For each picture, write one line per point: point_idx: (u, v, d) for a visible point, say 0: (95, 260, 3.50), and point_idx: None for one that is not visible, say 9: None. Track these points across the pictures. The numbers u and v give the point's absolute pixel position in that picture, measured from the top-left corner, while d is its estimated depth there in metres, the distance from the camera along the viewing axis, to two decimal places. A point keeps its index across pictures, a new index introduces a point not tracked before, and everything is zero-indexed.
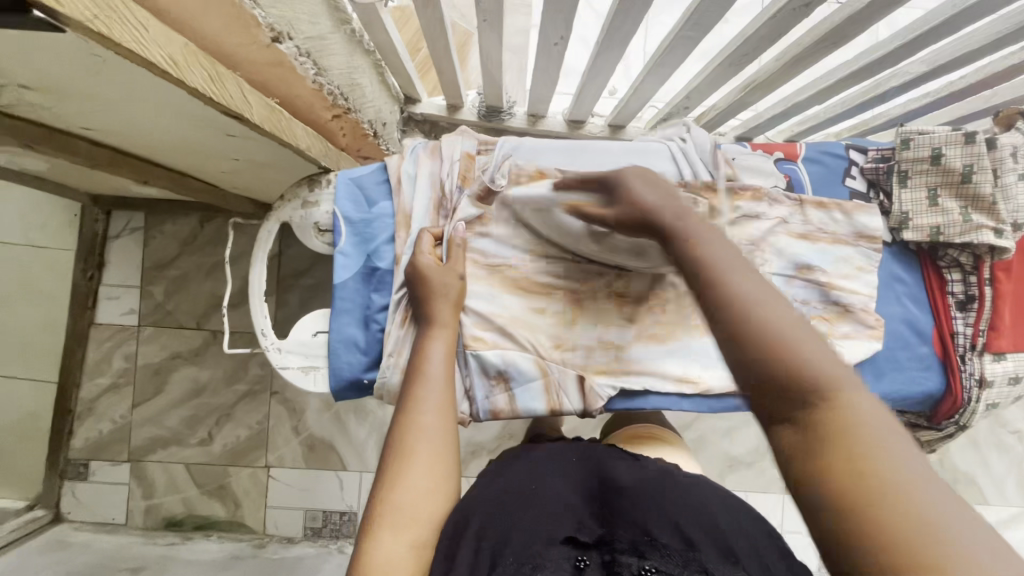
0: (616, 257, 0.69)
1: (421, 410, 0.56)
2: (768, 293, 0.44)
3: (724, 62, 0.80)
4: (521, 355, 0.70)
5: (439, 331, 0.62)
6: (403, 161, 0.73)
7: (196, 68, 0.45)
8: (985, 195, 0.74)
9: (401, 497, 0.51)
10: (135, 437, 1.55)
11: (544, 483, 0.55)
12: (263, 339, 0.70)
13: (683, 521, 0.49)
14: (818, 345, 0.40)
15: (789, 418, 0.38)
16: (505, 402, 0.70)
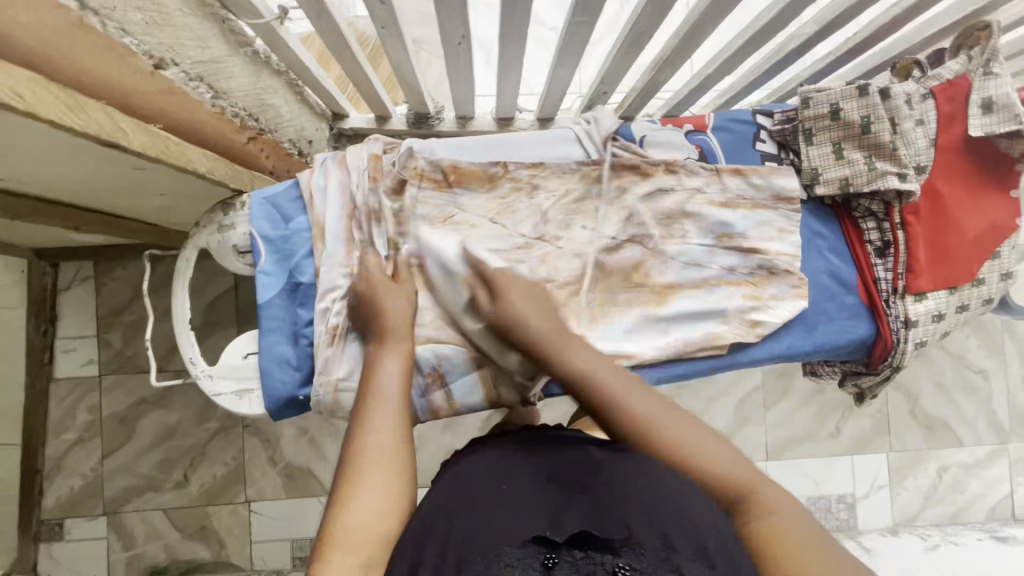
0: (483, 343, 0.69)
1: (373, 429, 0.54)
2: (666, 410, 0.55)
3: (625, 43, 0.83)
4: (453, 352, 0.70)
5: (393, 352, 0.62)
6: (314, 174, 0.73)
7: (48, 98, 0.46)
8: (885, 143, 0.76)
9: (355, 521, 0.47)
10: (108, 489, 1.52)
11: (508, 482, 0.52)
12: (192, 368, 0.69)
13: (660, 518, 0.44)
14: (707, 446, 0.52)
15: (714, 511, 0.48)
16: (442, 398, 0.71)
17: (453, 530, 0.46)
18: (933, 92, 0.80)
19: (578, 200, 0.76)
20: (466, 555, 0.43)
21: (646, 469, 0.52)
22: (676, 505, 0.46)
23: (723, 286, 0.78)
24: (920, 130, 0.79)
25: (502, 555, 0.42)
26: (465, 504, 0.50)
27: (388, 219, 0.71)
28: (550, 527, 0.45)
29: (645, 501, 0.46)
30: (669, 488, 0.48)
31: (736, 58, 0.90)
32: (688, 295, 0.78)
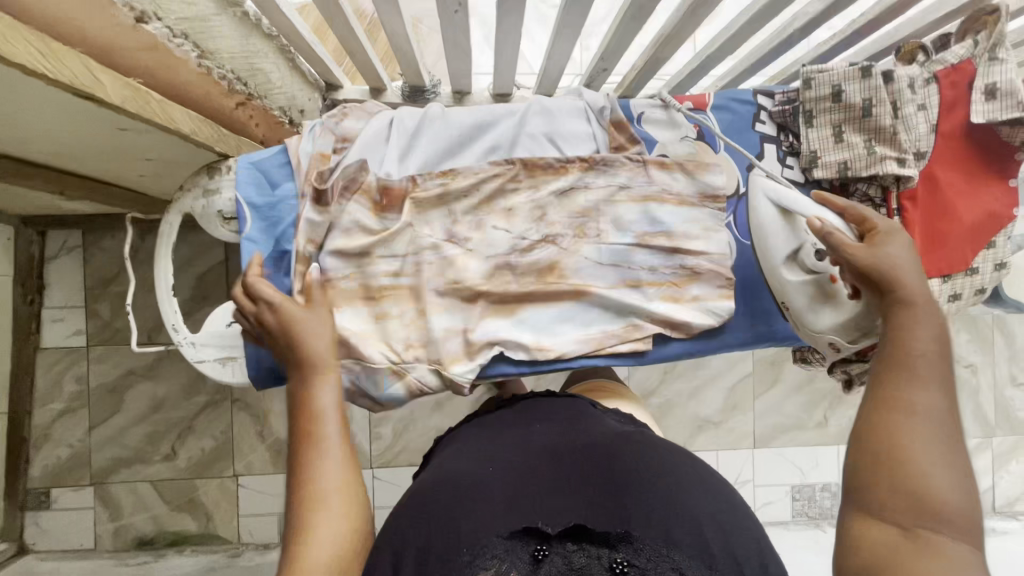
0: (796, 292, 0.70)
1: (322, 453, 0.53)
2: (936, 414, 0.51)
3: (625, 17, 0.81)
4: (366, 368, 0.67)
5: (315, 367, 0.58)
6: (301, 141, 0.70)
7: (19, 40, 0.45)
8: (885, 127, 0.75)
9: (314, 560, 0.48)
10: (95, 460, 1.51)
11: (492, 465, 0.54)
12: (175, 334, 0.68)
13: (666, 519, 0.46)
14: (940, 461, 0.49)
15: (902, 520, 0.48)
16: (367, 403, 0.71)
17: (453, 514, 0.48)
18: (937, 75, 0.78)
19: (575, 178, 0.74)
20: (452, 546, 0.45)
21: (630, 453, 0.53)
22: (671, 512, 0.47)
23: (647, 287, 0.75)
24: (921, 115, 0.78)
25: (488, 545, 0.45)
26: (458, 485, 0.51)
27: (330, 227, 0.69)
28: (542, 519, 0.47)
29: (637, 510, 0.48)
30: (657, 494, 0.49)
31: (740, 36, 0.87)
32: (611, 289, 0.74)
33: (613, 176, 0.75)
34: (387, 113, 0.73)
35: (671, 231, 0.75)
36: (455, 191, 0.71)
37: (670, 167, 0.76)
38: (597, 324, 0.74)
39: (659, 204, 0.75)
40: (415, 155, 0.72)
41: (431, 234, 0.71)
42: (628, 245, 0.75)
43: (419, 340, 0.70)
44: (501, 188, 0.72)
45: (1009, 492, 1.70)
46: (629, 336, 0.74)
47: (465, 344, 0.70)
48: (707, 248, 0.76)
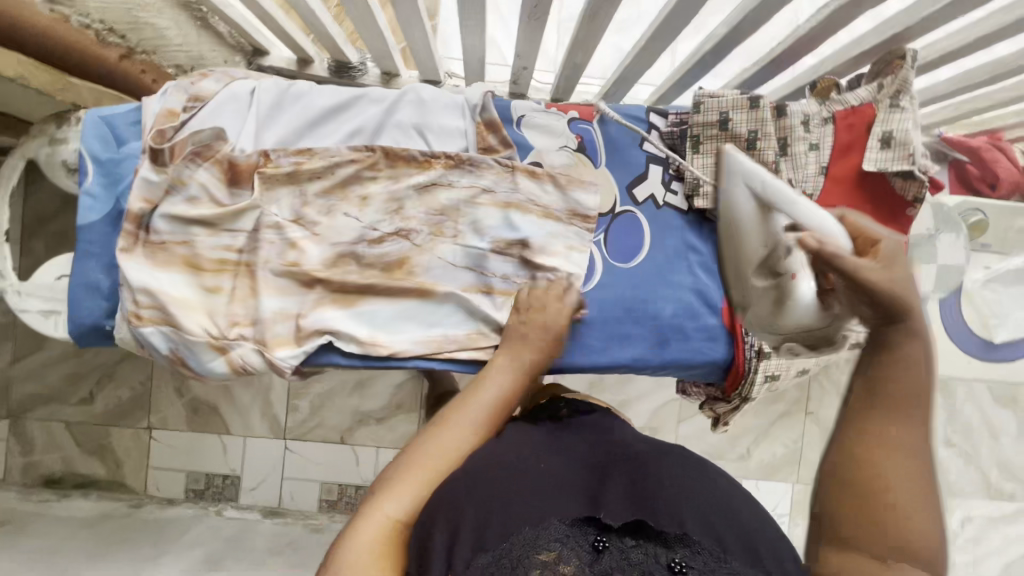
0: (764, 298, 0.43)
1: (451, 425, 0.55)
2: (912, 439, 0.38)
3: (525, 15, 0.78)
4: (185, 337, 0.65)
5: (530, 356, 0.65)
6: (152, 99, 0.68)
7: None
8: (769, 162, 0.71)
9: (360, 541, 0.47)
10: (13, 394, 1.51)
11: (545, 460, 0.51)
12: (1, 280, 0.67)
13: (717, 524, 0.44)
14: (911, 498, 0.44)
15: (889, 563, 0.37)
16: (188, 374, 0.69)
17: (496, 498, 0.45)
18: (835, 116, 0.77)
19: (438, 175, 0.72)
20: (513, 526, 0.42)
21: (675, 463, 0.51)
22: (723, 518, 0.45)
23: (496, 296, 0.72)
24: (814, 155, 0.75)
25: (547, 528, 0.42)
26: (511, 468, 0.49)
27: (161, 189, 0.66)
28: (600, 509, 0.45)
29: (689, 510, 0.45)
30: (708, 499, 0.46)
31: (651, 50, 0.84)
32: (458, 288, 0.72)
33: (478, 179, 0.72)
34: (241, 83, 0.70)
35: (530, 242, 0.73)
36: (307, 171, 0.69)
37: (540, 176, 0.74)
38: (441, 328, 0.72)
39: (522, 212, 0.73)
40: (268, 131, 0.70)
41: (276, 213, 0.69)
42: (484, 250, 0.72)
43: (250, 318, 0.68)
44: (357, 174, 0.70)
45: None
46: (470, 345, 0.71)
47: (295, 330, 0.68)
48: (566, 264, 0.73)
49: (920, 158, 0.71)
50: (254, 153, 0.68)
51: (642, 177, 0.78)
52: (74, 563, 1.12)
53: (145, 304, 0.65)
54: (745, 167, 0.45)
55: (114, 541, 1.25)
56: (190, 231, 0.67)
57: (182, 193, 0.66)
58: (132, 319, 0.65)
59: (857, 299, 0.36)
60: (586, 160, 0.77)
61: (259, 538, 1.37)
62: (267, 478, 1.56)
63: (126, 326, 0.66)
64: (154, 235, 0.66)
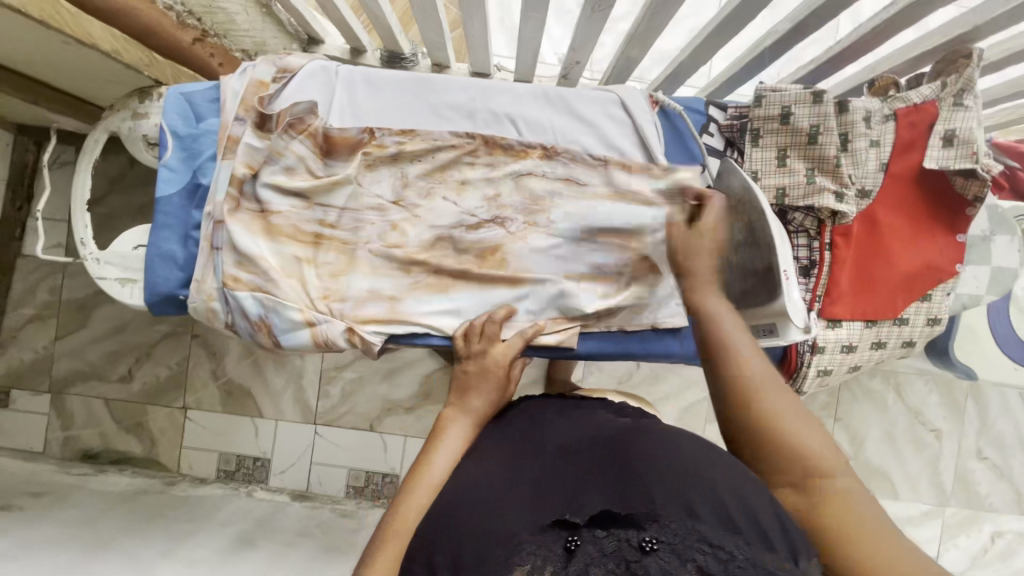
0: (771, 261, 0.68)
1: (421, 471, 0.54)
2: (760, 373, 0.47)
3: (587, 8, 0.79)
4: (279, 306, 0.67)
5: (466, 415, 0.61)
6: (232, 77, 0.70)
7: None
8: (829, 157, 0.74)
9: None
10: (56, 369, 1.55)
11: (518, 462, 0.52)
12: (82, 249, 0.70)
13: (683, 488, 0.43)
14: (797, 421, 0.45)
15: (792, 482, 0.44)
16: (269, 344, 0.70)
17: (468, 517, 0.47)
18: (897, 114, 0.75)
19: (499, 163, 0.74)
20: (487, 545, 0.44)
21: (649, 439, 0.51)
22: (689, 480, 0.44)
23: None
24: (874, 151, 0.75)
25: (522, 544, 0.42)
26: (491, 476, 0.52)
27: (249, 156, 0.68)
28: (569, 508, 0.45)
29: (654, 485, 0.44)
30: (670, 465, 0.46)
31: (708, 46, 0.85)
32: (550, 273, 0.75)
33: (564, 172, 0.75)
34: (320, 62, 0.73)
35: None
36: (408, 152, 0.72)
37: (594, 166, 0.75)
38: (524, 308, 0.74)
39: None
40: (338, 111, 0.72)
41: (378, 193, 0.73)
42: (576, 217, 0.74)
43: (325, 293, 0.71)
44: (457, 160, 0.74)
45: (954, 565, 1.61)
46: (552, 327, 0.74)
47: (388, 309, 0.72)
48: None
49: (983, 157, 0.71)
50: (361, 131, 0.71)
51: (700, 166, 0.78)
52: (116, 531, 1.15)
53: (243, 268, 0.68)
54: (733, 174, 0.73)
55: (154, 515, 1.28)
56: (289, 202, 0.70)
57: (279, 163, 0.69)
58: (229, 283, 0.67)
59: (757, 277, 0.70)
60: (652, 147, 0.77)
61: (290, 518, 1.40)
62: (297, 460, 1.58)
63: (217, 295, 0.69)
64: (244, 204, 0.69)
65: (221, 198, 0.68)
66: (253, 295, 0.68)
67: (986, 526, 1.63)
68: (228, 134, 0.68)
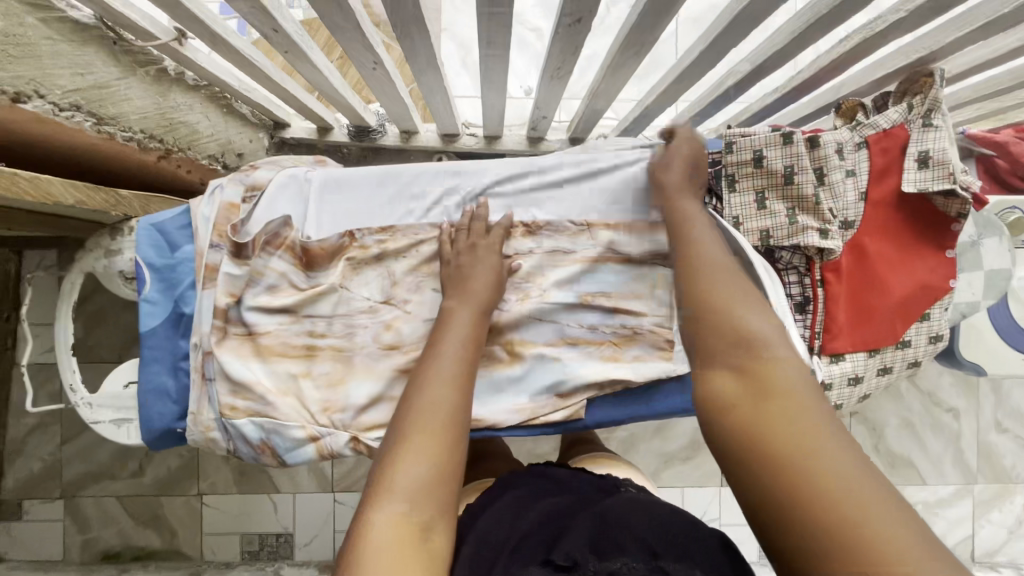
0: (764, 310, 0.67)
1: (441, 358, 0.56)
2: (721, 266, 0.53)
3: (546, 75, 0.79)
4: (279, 426, 0.66)
5: (468, 305, 0.63)
6: (201, 203, 0.70)
7: None
8: (807, 196, 0.73)
9: (405, 473, 0.45)
10: (66, 474, 1.52)
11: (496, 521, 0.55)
12: (72, 395, 0.69)
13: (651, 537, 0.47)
14: (745, 304, 0.49)
15: (725, 356, 0.46)
16: (275, 464, 0.69)
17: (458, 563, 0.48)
18: (868, 141, 0.75)
19: None
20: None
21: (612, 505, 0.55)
22: (653, 530, 0.48)
23: (583, 347, 0.74)
24: (852, 181, 0.75)
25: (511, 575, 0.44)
26: (492, 522, 0.55)
27: (227, 283, 0.67)
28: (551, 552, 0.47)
29: (624, 534, 0.48)
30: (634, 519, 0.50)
31: (672, 90, 0.85)
32: (549, 349, 0.74)
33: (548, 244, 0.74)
34: (288, 172, 0.72)
35: (611, 292, 0.74)
36: (391, 250, 0.72)
37: (574, 233, 0.75)
38: (528, 385, 0.73)
39: (606, 268, 0.75)
40: (314, 217, 0.71)
41: (367, 295, 0.71)
42: (563, 290, 0.74)
43: (326, 405, 0.69)
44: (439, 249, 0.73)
45: (990, 542, 1.60)
46: (559, 403, 0.72)
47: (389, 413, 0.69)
48: (643, 309, 0.74)
49: (959, 175, 0.70)
50: (340, 237, 0.71)
51: None
52: None
53: (239, 395, 0.67)
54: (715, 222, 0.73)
55: None
56: (276, 320, 0.69)
57: (261, 284, 0.69)
58: (226, 412, 0.67)
59: None
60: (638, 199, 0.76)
61: None
62: (319, 531, 1.56)
63: (215, 423, 0.68)
64: (231, 327, 0.68)
65: (208, 328, 0.67)
66: (252, 420, 0.66)
67: (1017, 499, 1.62)
68: (205, 263, 0.68)
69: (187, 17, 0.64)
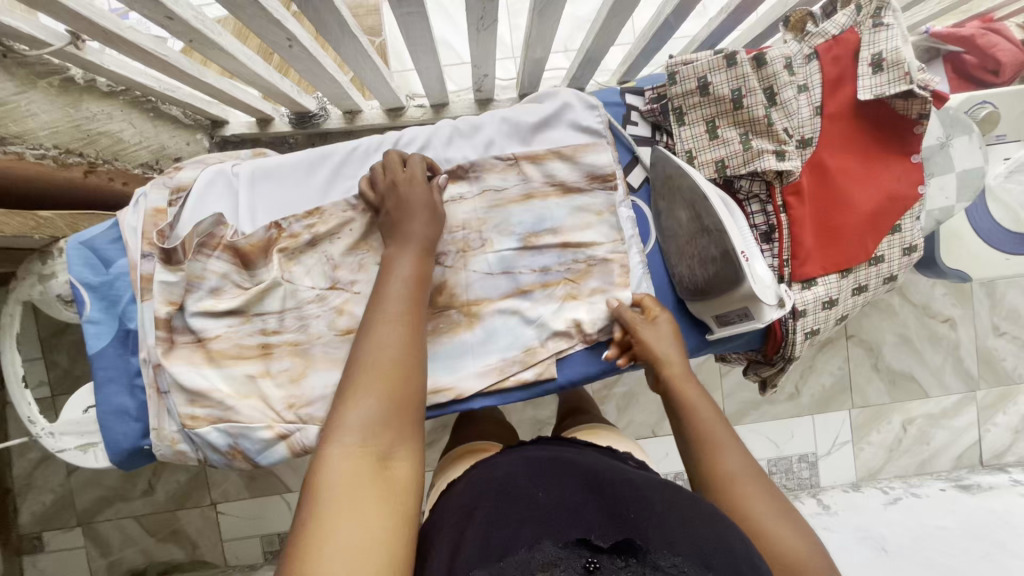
0: (720, 242, 0.65)
1: (391, 290, 0.55)
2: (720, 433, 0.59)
3: (472, 28, 0.74)
4: (242, 430, 0.65)
5: (409, 247, 0.59)
6: (128, 214, 0.68)
7: None
8: (759, 118, 0.69)
9: (352, 412, 0.47)
10: (80, 501, 1.49)
11: (540, 487, 0.54)
12: (33, 427, 0.68)
13: (672, 524, 0.47)
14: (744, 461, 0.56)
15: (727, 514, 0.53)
16: (249, 467, 0.67)
17: (485, 529, 0.48)
18: (818, 51, 0.71)
19: None
20: (496, 551, 0.45)
21: (635, 480, 0.54)
22: (672, 516, 0.48)
23: (546, 306, 0.71)
24: (805, 97, 0.71)
25: (543, 551, 0.45)
26: (518, 488, 0.54)
27: (159, 292, 0.65)
28: (594, 533, 0.47)
29: (645, 518, 0.48)
30: (655, 501, 0.50)
31: (609, 26, 0.80)
32: (511, 314, 0.71)
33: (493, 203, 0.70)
34: (214, 168, 0.69)
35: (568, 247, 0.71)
36: (323, 234, 0.68)
37: (503, 169, 0.71)
38: (495, 353, 0.71)
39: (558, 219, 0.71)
40: (249, 213, 0.68)
41: (312, 284, 0.68)
42: (515, 250, 0.72)
43: (291, 401, 0.67)
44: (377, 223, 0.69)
45: (998, 445, 1.61)
46: (528, 365, 0.71)
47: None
48: (594, 237, 0.72)
49: (917, 74, 0.66)
50: (266, 230, 0.67)
51: (633, 162, 0.76)
52: None
53: (197, 405, 0.65)
54: (665, 159, 0.69)
55: None
56: (225, 323, 0.67)
57: (203, 288, 0.66)
58: (188, 423, 0.65)
59: (715, 262, 0.66)
60: (584, 147, 0.72)
61: None
62: None
63: (181, 437, 0.66)
64: (180, 336, 0.66)
65: (153, 341, 0.65)
66: (217, 428, 0.65)
67: (1020, 399, 1.62)
68: (140, 274, 0.66)
69: (73, 18, 0.59)
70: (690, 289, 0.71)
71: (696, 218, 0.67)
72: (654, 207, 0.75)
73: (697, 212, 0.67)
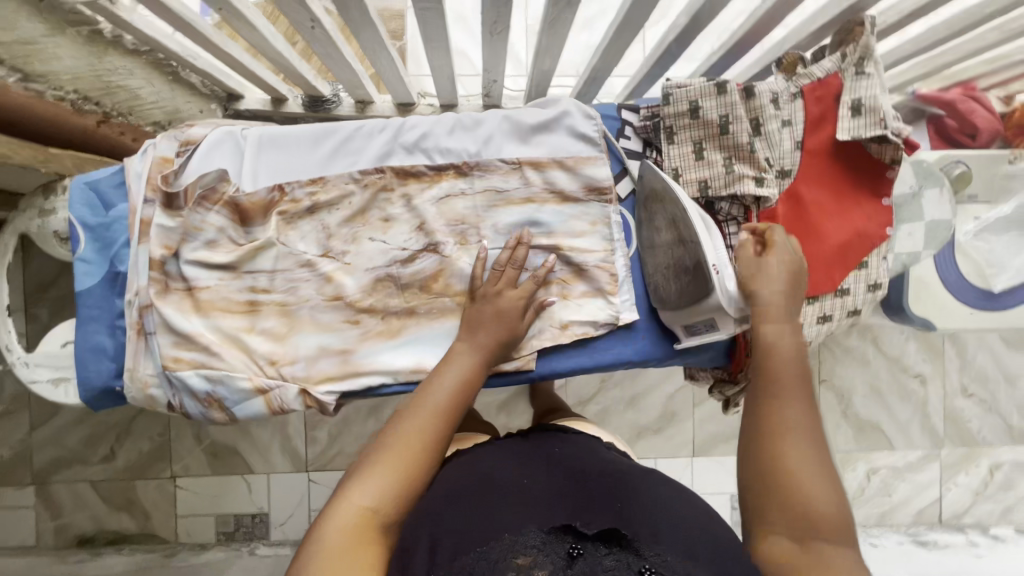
0: (696, 254, 0.68)
1: (434, 385, 0.61)
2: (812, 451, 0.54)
3: (485, 32, 0.78)
4: (225, 381, 0.67)
5: (472, 350, 0.65)
6: (134, 160, 0.70)
7: None
8: (742, 144, 0.74)
9: (360, 493, 0.52)
10: (36, 459, 1.47)
11: (530, 475, 0.56)
12: (8, 354, 0.69)
13: (659, 523, 0.48)
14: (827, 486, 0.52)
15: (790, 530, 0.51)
16: (225, 418, 0.69)
17: (475, 514, 0.50)
18: (804, 90, 0.76)
19: (419, 196, 0.73)
20: (483, 535, 0.47)
21: (626, 476, 0.57)
22: (658, 514, 0.50)
23: None
24: (787, 131, 0.76)
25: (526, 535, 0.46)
26: (512, 476, 0.56)
27: (156, 238, 0.67)
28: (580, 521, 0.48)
29: (632, 516, 0.49)
30: (645, 500, 0.52)
31: (614, 48, 0.85)
32: None
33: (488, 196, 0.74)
34: (223, 129, 0.72)
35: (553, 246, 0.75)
36: (323, 203, 0.71)
37: (506, 171, 0.74)
38: None
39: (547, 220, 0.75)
40: (249, 175, 0.71)
41: (305, 249, 0.71)
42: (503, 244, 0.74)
43: (273, 358, 0.69)
44: (375, 199, 0.72)
45: (957, 504, 1.63)
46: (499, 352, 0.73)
47: (341, 365, 0.70)
48: (581, 241, 0.75)
49: (891, 121, 0.71)
50: (269, 191, 0.70)
51: (621, 172, 0.79)
52: None
53: (182, 347, 0.67)
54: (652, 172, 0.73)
55: None
56: (216, 276, 0.69)
57: (199, 239, 0.68)
58: (170, 365, 0.67)
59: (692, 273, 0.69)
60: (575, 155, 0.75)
61: None
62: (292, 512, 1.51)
63: (160, 382, 0.68)
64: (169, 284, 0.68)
65: (145, 281, 0.67)
66: (199, 377, 0.67)
67: (983, 460, 1.65)
68: (140, 218, 0.68)
69: None
70: (663, 298, 0.74)
71: (676, 231, 0.71)
72: (638, 217, 0.78)
73: (677, 225, 0.70)
